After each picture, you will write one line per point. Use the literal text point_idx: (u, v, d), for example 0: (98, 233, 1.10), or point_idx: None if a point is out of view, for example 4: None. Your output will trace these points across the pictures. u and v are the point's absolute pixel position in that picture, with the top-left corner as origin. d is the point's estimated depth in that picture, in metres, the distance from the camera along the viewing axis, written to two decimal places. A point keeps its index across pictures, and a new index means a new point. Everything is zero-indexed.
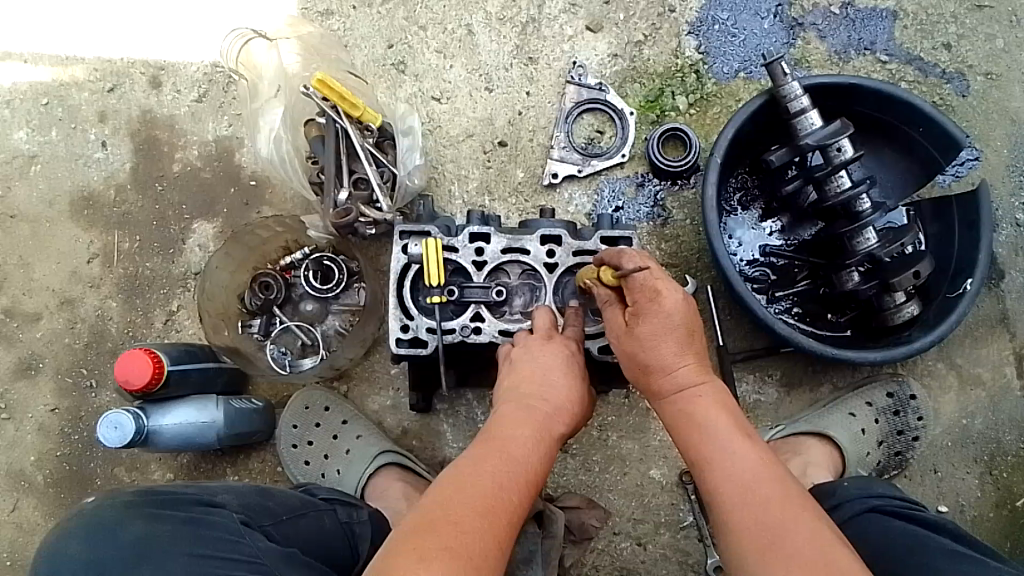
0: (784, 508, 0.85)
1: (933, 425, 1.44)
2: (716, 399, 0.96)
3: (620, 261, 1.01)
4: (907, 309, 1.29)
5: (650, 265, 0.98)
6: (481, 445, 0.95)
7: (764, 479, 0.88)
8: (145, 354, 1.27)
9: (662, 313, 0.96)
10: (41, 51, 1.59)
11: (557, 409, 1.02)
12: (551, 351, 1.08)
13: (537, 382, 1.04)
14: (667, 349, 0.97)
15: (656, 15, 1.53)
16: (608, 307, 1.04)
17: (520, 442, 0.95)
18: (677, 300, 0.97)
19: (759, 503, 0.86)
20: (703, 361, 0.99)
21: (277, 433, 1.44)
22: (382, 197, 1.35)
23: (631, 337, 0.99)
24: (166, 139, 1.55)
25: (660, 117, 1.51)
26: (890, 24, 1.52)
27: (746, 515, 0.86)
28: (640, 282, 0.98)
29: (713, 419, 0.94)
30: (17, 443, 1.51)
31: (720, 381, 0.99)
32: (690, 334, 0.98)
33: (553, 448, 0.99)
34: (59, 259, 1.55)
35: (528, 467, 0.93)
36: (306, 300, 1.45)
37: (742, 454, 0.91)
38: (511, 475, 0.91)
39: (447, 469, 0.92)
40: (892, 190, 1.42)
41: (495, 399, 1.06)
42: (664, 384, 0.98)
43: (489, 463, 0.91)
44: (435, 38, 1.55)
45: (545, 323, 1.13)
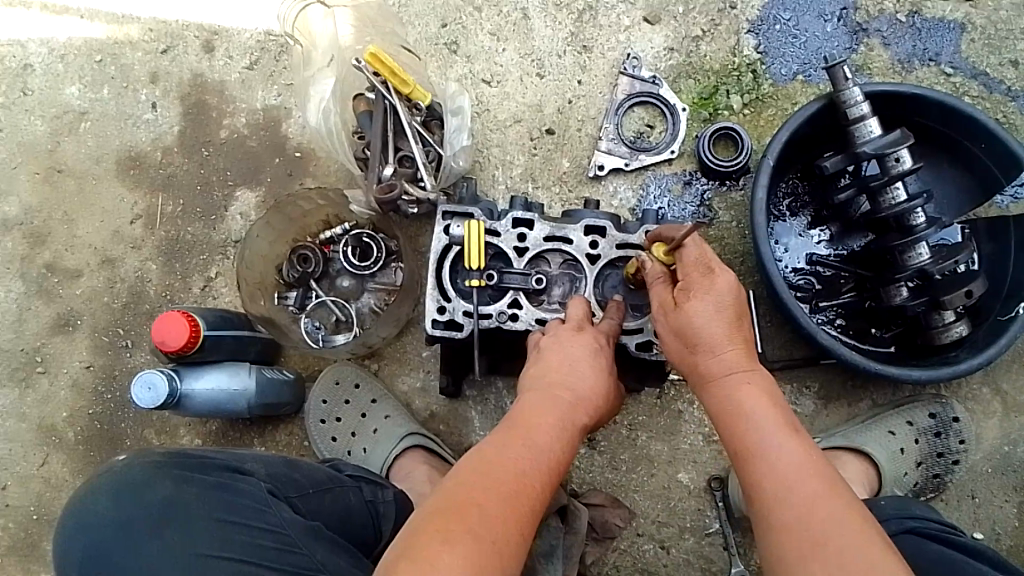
0: (830, 506, 0.84)
1: (973, 450, 1.41)
2: (761, 387, 0.95)
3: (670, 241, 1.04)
4: (955, 329, 1.26)
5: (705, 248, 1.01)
6: (505, 432, 0.94)
7: (810, 475, 0.87)
8: (183, 317, 1.27)
9: (714, 291, 0.97)
10: (97, 8, 1.60)
11: (581, 399, 1.00)
12: (579, 343, 1.06)
13: (564, 371, 1.02)
14: (717, 328, 0.96)
15: (716, 11, 1.50)
16: (654, 283, 1.05)
17: (543, 430, 0.94)
18: (728, 282, 0.98)
19: (802, 499, 0.85)
20: (750, 348, 0.98)
21: (305, 407, 1.44)
22: (426, 175, 1.34)
23: (680, 311, 0.98)
24: (215, 104, 1.55)
25: (713, 115, 1.48)
26: (957, 36, 1.48)
27: (792, 512, 0.85)
28: (692, 259, 1.01)
29: (759, 408, 0.93)
30: (51, 397, 1.53)
31: (766, 370, 0.98)
32: (740, 318, 0.98)
33: (576, 438, 0.98)
34: (103, 217, 1.56)
35: (550, 455, 0.92)
36: (343, 276, 1.46)
37: (788, 446, 0.89)
38: (533, 462, 0.90)
39: (469, 455, 0.91)
40: (948, 206, 1.38)
41: (519, 385, 1.05)
42: (710, 365, 0.97)
43: (513, 450, 0.91)
44: (489, 20, 1.53)
45: (578, 314, 1.11)
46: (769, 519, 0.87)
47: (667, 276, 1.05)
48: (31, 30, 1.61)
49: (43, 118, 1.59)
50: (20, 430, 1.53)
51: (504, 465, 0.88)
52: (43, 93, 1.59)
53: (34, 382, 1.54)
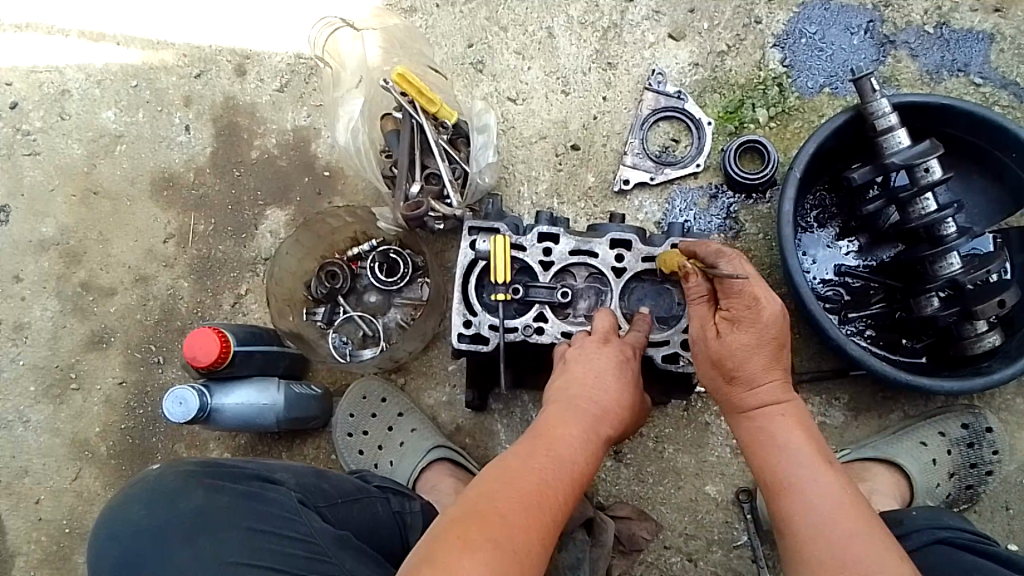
0: (862, 541, 0.87)
1: (1007, 460, 1.37)
2: (795, 419, 0.97)
3: (716, 261, 0.98)
4: (988, 339, 1.23)
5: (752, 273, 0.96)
6: (528, 441, 0.94)
7: (842, 510, 0.89)
8: (213, 333, 1.29)
9: (758, 325, 0.95)
10: (134, 35, 1.65)
11: (606, 411, 1.00)
12: (606, 355, 1.05)
13: (590, 383, 1.02)
14: (757, 363, 0.96)
15: (741, 26, 1.51)
16: (696, 302, 1.02)
17: (568, 442, 0.94)
18: (774, 312, 0.95)
19: (835, 533, 0.88)
20: (787, 377, 0.98)
21: (333, 420, 1.45)
22: (452, 192, 1.36)
23: (721, 344, 0.97)
24: (246, 126, 1.58)
25: (738, 129, 1.48)
26: (986, 46, 1.46)
27: (825, 548, 0.88)
28: (738, 286, 0.96)
29: (793, 440, 0.95)
30: (84, 413, 1.55)
31: (799, 399, 0.99)
32: (779, 348, 0.97)
33: (600, 450, 0.97)
34: (136, 236, 1.60)
35: (574, 467, 0.92)
36: (370, 292, 1.47)
37: (822, 479, 0.91)
38: (556, 472, 0.90)
39: (492, 463, 0.91)
40: (979, 216, 1.36)
41: (544, 396, 1.05)
42: (747, 398, 0.98)
43: (538, 461, 0.90)
44: (515, 39, 1.55)
45: (604, 326, 1.10)
46: (801, 551, 0.89)
47: (710, 294, 1.01)
48: (69, 57, 1.65)
49: (80, 141, 1.63)
50: (54, 446, 1.56)
51: (528, 473, 0.88)
52: (81, 117, 1.64)
53: (67, 399, 1.56)
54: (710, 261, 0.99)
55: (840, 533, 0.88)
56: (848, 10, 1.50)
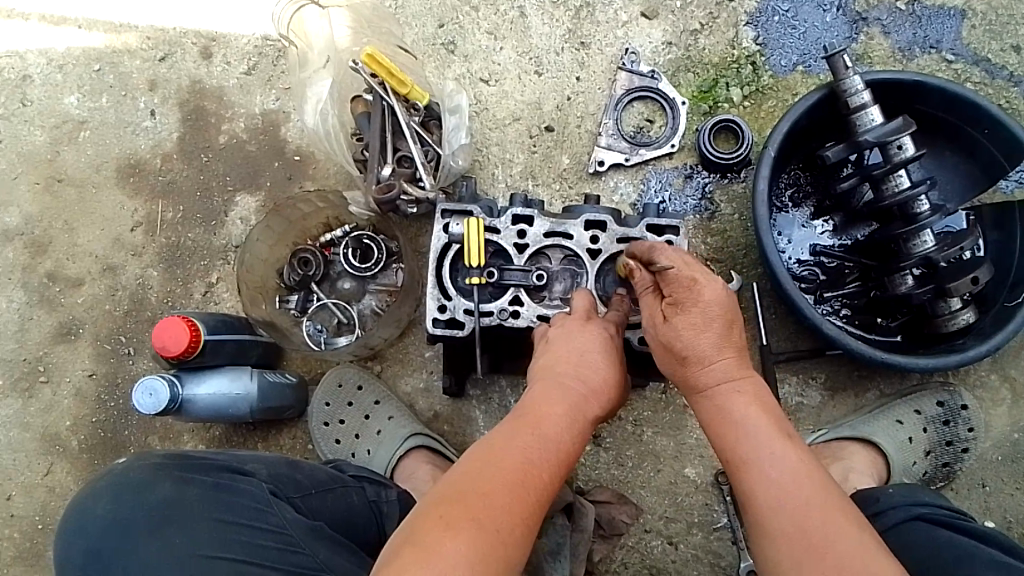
0: (827, 520, 0.84)
1: (982, 438, 1.38)
2: (754, 395, 0.94)
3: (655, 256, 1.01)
4: (963, 317, 1.24)
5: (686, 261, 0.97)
6: (515, 422, 0.93)
7: (803, 483, 0.87)
8: (182, 321, 1.26)
9: (700, 305, 0.95)
10: (95, 17, 1.60)
11: (593, 390, 0.99)
12: (590, 334, 1.04)
13: (575, 363, 1.00)
14: (708, 342, 0.94)
15: (714, 4, 1.49)
16: (644, 294, 1.03)
17: (554, 423, 0.93)
18: (716, 292, 0.95)
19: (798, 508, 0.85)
20: (741, 355, 0.96)
21: (308, 410, 1.43)
22: (425, 175, 1.33)
23: (668, 328, 0.97)
24: (214, 110, 1.55)
25: (713, 108, 1.47)
26: (958, 23, 1.46)
27: (787, 522, 0.85)
28: (674, 274, 0.97)
29: (752, 417, 0.92)
30: (53, 406, 1.53)
31: (757, 377, 0.97)
32: (729, 327, 0.96)
33: (588, 429, 0.96)
34: (103, 225, 1.56)
35: (562, 446, 0.91)
36: (344, 278, 1.46)
37: (784, 457, 0.89)
38: (544, 453, 0.89)
39: (478, 444, 0.90)
40: (952, 194, 1.37)
41: (528, 379, 1.03)
42: (701, 377, 0.95)
43: (522, 440, 0.90)
44: (486, 19, 1.53)
45: (582, 307, 1.09)
46: (766, 532, 0.86)
47: (656, 286, 1.02)
48: (29, 41, 1.61)
49: (42, 127, 1.59)
50: (23, 440, 1.53)
51: (512, 453, 0.87)
52: (43, 103, 1.59)
53: (36, 392, 1.53)
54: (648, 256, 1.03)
55: (805, 510, 0.85)
56: None
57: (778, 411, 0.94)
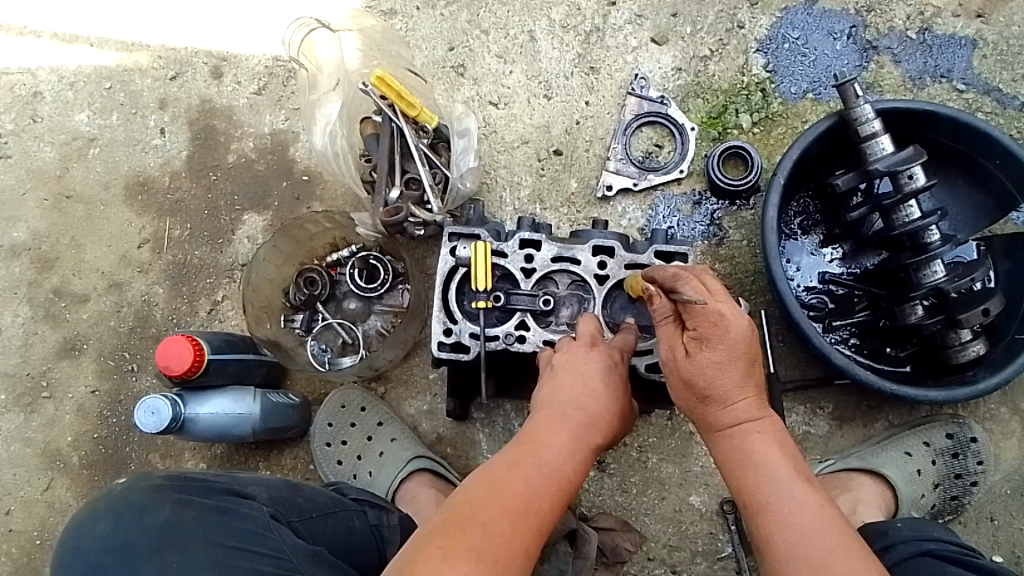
0: (847, 566, 0.84)
1: (992, 471, 1.37)
2: (773, 436, 0.95)
3: (677, 284, 0.96)
4: (973, 348, 1.23)
5: (712, 293, 0.94)
6: (513, 449, 0.91)
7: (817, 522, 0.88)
8: (186, 340, 1.26)
9: (726, 343, 0.93)
10: (108, 36, 1.62)
11: (594, 419, 0.96)
12: (595, 360, 1.01)
13: (578, 391, 0.97)
14: (729, 381, 0.94)
15: (725, 31, 1.50)
16: (663, 322, 0.99)
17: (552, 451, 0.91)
18: (742, 329, 0.93)
19: (813, 547, 0.86)
20: (760, 394, 0.97)
21: (311, 430, 1.42)
22: (433, 198, 1.33)
23: (691, 364, 0.95)
24: (223, 129, 1.56)
25: (722, 134, 1.47)
26: (968, 52, 1.46)
27: (801, 562, 0.85)
28: (700, 308, 0.93)
29: (772, 459, 0.93)
30: (55, 423, 1.52)
31: (775, 416, 0.97)
32: (751, 365, 0.95)
33: (588, 459, 0.93)
34: (110, 241, 1.56)
35: (559, 475, 0.90)
36: (350, 298, 1.44)
37: (805, 501, 0.89)
38: (542, 481, 0.88)
39: (476, 472, 0.89)
40: (964, 224, 1.35)
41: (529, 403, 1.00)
42: (721, 416, 0.96)
43: (523, 467, 0.88)
44: (496, 42, 1.53)
45: (589, 331, 1.06)
46: (783, 575, 0.86)
47: (675, 315, 0.98)
48: (42, 59, 1.62)
49: (52, 144, 1.60)
50: (24, 456, 1.52)
51: (512, 483, 0.86)
52: (53, 119, 1.60)
53: (38, 409, 1.53)
54: (670, 284, 0.97)
55: (827, 559, 0.85)
56: (831, 15, 1.49)
57: (795, 452, 0.95)
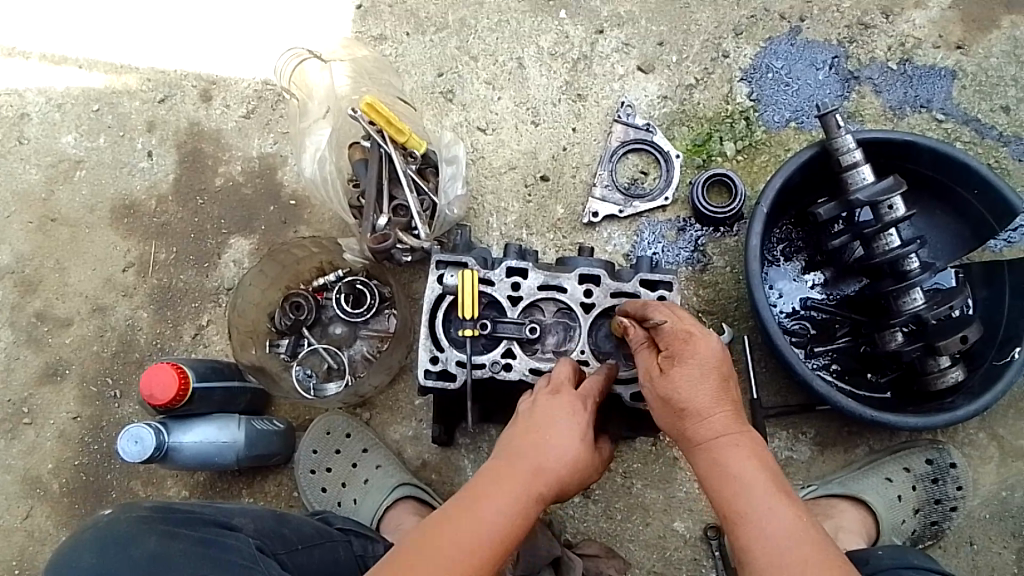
0: None
1: (971, 496, 1.38)
2: (750, 449, 0.94)
3: (649, 310, 1.04)
4: (952, 374, 1.25)
5: (679, 316, 1.02)
6: (458, 501, 0.93)
7: (798, 539, 0.87)
8: (170, 367, 1.25)
9: (697, 358, 0.97)
10: (97, 58, 1.62)
11: (543, 471, 0.95)
12: (557, 407, 1.00)
13: (531, 440, 0.97)
14: (704, 396, 0.96)
15: (709, 60, 1.52)
16: (639, 350, 1.05)
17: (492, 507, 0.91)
18: (712, 346, 0.98)
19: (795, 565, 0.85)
20: (736, 408, 0.97)
21: (295, 457, 1.42)
22: (420, 224, 1.34)
23: (665, 381, 0.98)
24: (211, 152, 1.56)
25: (706, 161, 1.49)
26: (948, 83, 1.49)
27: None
28: (670, 328, 1.01)
29: (750, 473, 0.92)
30: (37, 448, 1.51)
31: (753, 431, 0.97)
32: (725, 380, 0.97)
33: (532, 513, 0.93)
34: (94, 265, 1.56)
35: (496, 531, 0.90)
36: (336, 323, 1.45)
37: (784, 515, 0.89)
38: (479, 537, 0.89)
39: (420, 526, 0.91)
40: (942, 252, 1.37)
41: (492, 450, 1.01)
42: (698, 429, 0.96)
43: (462, 521, 0.90)
44: (484, 69, 1.55)
45: (562, 376, 1.06)
46: None
47: (650, 342, 1.04)
48: (29, 80, 1.62)
49: (38, 166, 1.59)
50: (4, 482, 1.50)
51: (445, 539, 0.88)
52: (40, 141, 1.60)
53: (20, 433, 1.51)
54: (642, 312, 1.05)
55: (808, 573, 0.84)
56: (813, 45, 1.51)
57: (775, 466, 0.94)
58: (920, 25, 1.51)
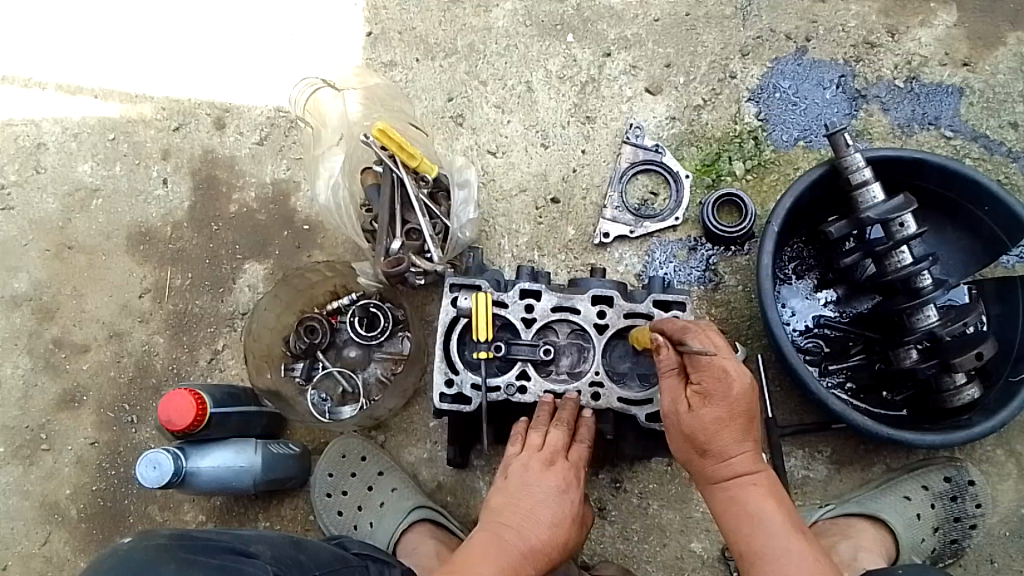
0: None
1: (990, 513, 1.37)
2: (767, 489, 1.01)
3: (685, 336, 1.05)
4: (967, 392, 1.25)
5: (716, 347, 1.03)
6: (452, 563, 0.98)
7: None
8: (189, 394, 1.26)
9: (728, 399, 1.01)
10: (112, 88, 1.64)
11: (532, 549, 1.02)
12: (548, 484, 1.08)
13: (524, 516, 1.05)
14: (728, 437, 1.01)
15: (717, 81, 1.53)
16: (667, 375, 1.07)
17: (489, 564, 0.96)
18: (744, 386, 1.01)
19: None
20: (756, 447, 1.03)
21: (311, 480, 1.43)
22: (433, 248, 1.36)
23: (691, 418, 1.02)
24: (225, 179, 1.58)
25: (716, 181, 1.50)
26: (956, 100, 1.50)
27: None
28: (706, 361, 1.02)
29: (766, 513, 0.99)
30: (55, 473, 1.52)
31: (771, 470, 1.03)
32: (750, 420, 1.02)
33: None
34: (111, 291, 1.57)
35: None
36: (350, 346, 1.46)
37: (797, 552, 0.95)
38: None
39: None
40: (954, 268, 1.37)
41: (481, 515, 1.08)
42: (718, 469, 1.02)
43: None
44: (494, 93, 1.56)
45: (555, 442, 1.12)
46: None
47: (680, 368, 1.06)
48: (46, 110, 1.64)
49: (55, 195, 1.61)
50: (23, 508, 1.52)
51: None
52: (56, 170, 1.62)
53: (38, 459, 1.53)
54: (679, 336, 1.06)
55: None
56: (820, 65, 1.53)
57: (791, 506, 1.01)
58: (926, 43, 1.52)
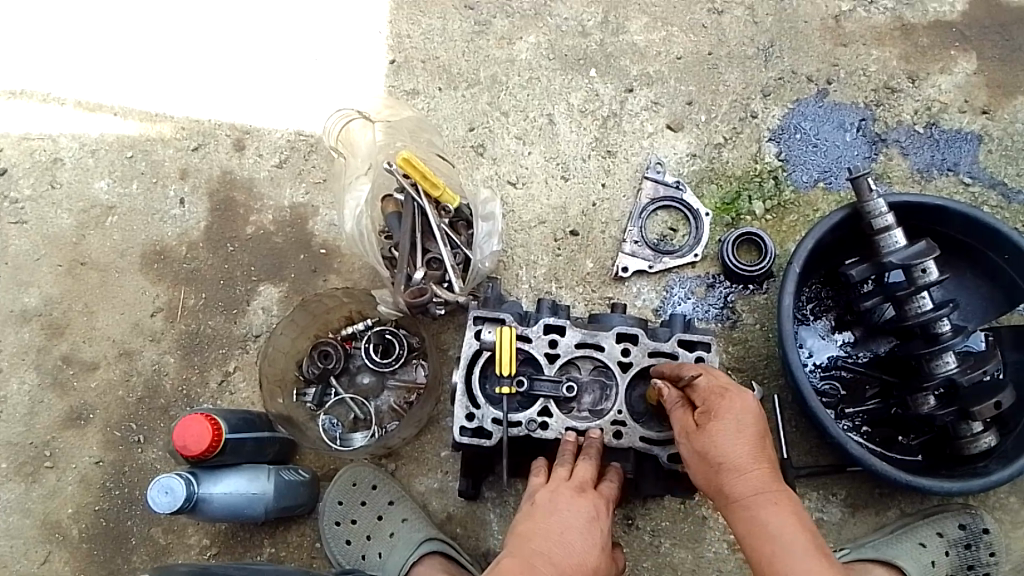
0: None
1: (1003, 562, 1.37)
2: (788, 508, 0.97)
3: (683, 371, 1.11)
4: (984, 440, 1.25)
5: (713, 376, 1.08)
6: None
7: None
8: (205, 419, 1.25)
9: (734, 413, 1.02)
10: (132, 106, 1.64)
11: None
12: (576, 508, 1.06)
13: (555, 541, 1.02)
14: (740, 451, 1.00)
15: (738, 120, 1.54)
16: (673, 408, 1.08)
17: None
18: (746, 403, 1.04)
19: None
20: (771, 467, 1.01)
21: (320, 507, 1.42)
22: (454, 278, 1.36)
23: (702, 436, 1.03)
24: (243, 201, 1.57)
25: (735, 220, 1.50)
26: (974, 147, 1.51)
27: None
28: (707, 386, 1.06)
29: (788, 530, 0.95)
30: (57, 493, 1.49)
31: (791, 494, 1.00)
32: (762, 439, 1.02)
33: None
34: (123, 309, 1.56)
35: None
36: (363, 372, 1.46)
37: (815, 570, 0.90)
38: None
39: None
40: (973, 314, 1.37)
41: (507, 541, 1.05)
42: (736, 485, 0.99)
43: None
44: (516, 124, 1.57)
45: (583, 474, 1.10)
46: None
47: (684, 400, 1.08)
48: (64, 126, 1.64)
49: (69, 211, 1.60)
50: (23, 527, 1.49)
51: None
52: (72, 185, 1.61)
53: (40, 478, 1.50)
54: (676, 372, 1.12)
55: None
56: (841, 107, 1.54)
57: (814, 527, 0.96)
58: (946, 89, 1.53)
